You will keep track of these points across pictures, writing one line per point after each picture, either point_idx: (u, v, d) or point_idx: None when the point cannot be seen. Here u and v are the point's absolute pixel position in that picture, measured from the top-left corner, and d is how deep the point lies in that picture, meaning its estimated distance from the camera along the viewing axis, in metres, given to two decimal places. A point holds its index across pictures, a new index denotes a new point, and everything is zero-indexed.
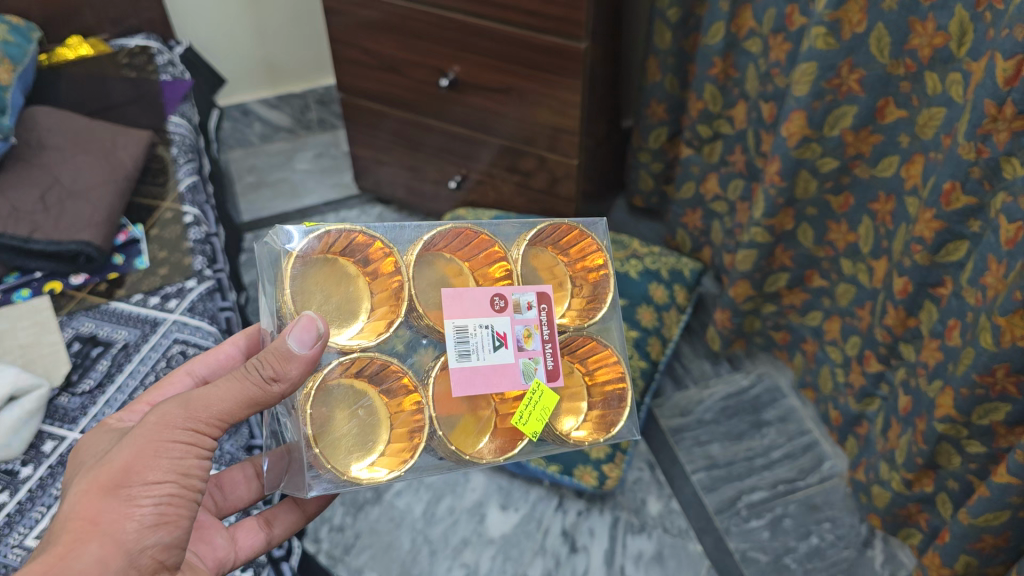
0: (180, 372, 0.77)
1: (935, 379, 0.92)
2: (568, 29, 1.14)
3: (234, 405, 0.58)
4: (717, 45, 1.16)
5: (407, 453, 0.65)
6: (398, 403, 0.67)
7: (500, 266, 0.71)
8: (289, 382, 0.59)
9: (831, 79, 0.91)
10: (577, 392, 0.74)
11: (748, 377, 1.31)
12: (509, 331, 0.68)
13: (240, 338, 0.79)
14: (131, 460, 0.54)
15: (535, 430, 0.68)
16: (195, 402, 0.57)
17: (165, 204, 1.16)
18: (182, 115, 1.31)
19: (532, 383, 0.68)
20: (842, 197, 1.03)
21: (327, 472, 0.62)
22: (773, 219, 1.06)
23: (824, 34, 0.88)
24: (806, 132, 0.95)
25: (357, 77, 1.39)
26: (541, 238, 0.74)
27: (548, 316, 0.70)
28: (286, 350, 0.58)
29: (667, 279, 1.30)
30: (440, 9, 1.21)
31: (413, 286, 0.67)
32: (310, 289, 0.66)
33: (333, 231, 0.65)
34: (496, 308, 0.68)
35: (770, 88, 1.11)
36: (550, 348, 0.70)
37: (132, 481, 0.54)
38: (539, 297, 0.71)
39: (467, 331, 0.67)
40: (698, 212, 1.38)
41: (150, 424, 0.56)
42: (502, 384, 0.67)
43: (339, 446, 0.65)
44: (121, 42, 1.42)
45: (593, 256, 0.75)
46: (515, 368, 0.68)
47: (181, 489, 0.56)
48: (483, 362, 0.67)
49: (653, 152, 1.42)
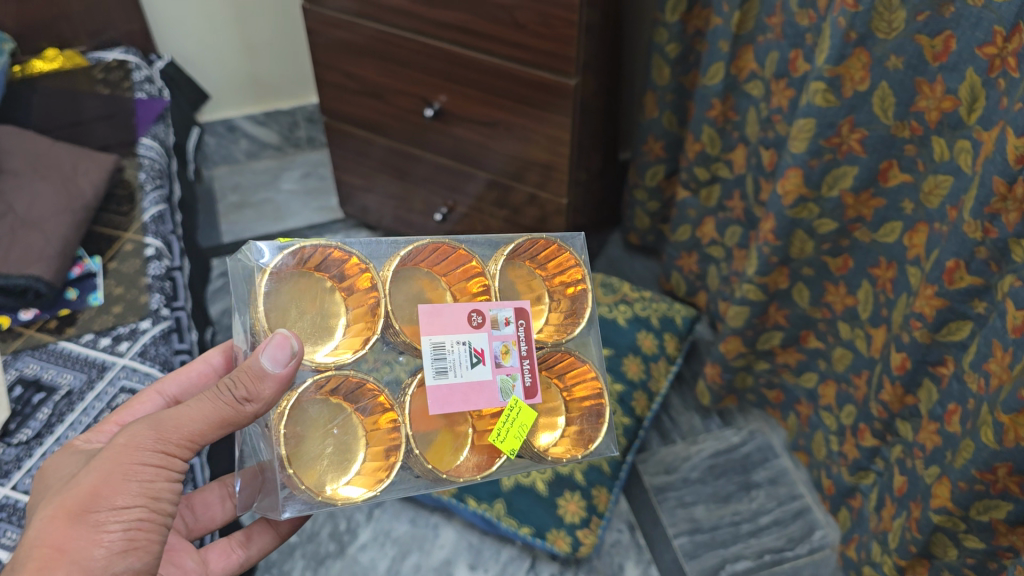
0: (151, 391, 0.75)
1: (932, 464, 0.85)
2: (557, 65, 1.08)
3: (205, 426, 0.56)
4: (716, 87, 1.08)
5: (383, 472, 0.63)
6: (375, 420, 0.66)
7: (477, 280, 0.69)
8: (262, 401, 0.57)
9: (830, 137, 0.83)
10: (555, 407, 0.73)
11: (738, 434, 1.24)
12: (487, 347, 0.66)
13: (216, 354, 0.78)
14: (100, 484, 0.53)
15: (513, 448, 0.66)
16: (165, 422, 0.55)
17: (127, 235, 1.10)
18: (154, 137, 1.25)
19: (511, 400, 0.66)
20: (840, 259, 0.96)
21: (302, 493, 0.60)
22: (766, 277, 0.99)
23: (823, 89, 0.80)
24: (803, 191, 0.88)
25: (340, 101, 1.33)
26: (518, 253, 0.72)
27: (526, 331, 0.68)
28: (259, 369, 0.56)
29: (657, 327, 1.23)
30: (425, 36, 1.15)
31: (390, 303, 0.65)
32: (284, 306, 0.63)
33: (309, 246, 0.62)
34: (474, 325, 0.66)
35: (771, 135, 1.04)
36: (528, 365, 0.68)
37: (100, 506, 0.52)
38: (518, 312, 0.68)
39: (445, 348, 0.65)
40: (694, 256, 1.31)
41: (120, 445, 0.55)
42: (479, 403, 0.65)
43: (315, 466, 0.63)
44: (98, 56, 1.37)
45: (572, 269, 0.73)
46: (492, 386, 0.66)
47: (151, 512, 0.55)
48: (460, 379, 0.65)
49: (649, 191, 1.35)
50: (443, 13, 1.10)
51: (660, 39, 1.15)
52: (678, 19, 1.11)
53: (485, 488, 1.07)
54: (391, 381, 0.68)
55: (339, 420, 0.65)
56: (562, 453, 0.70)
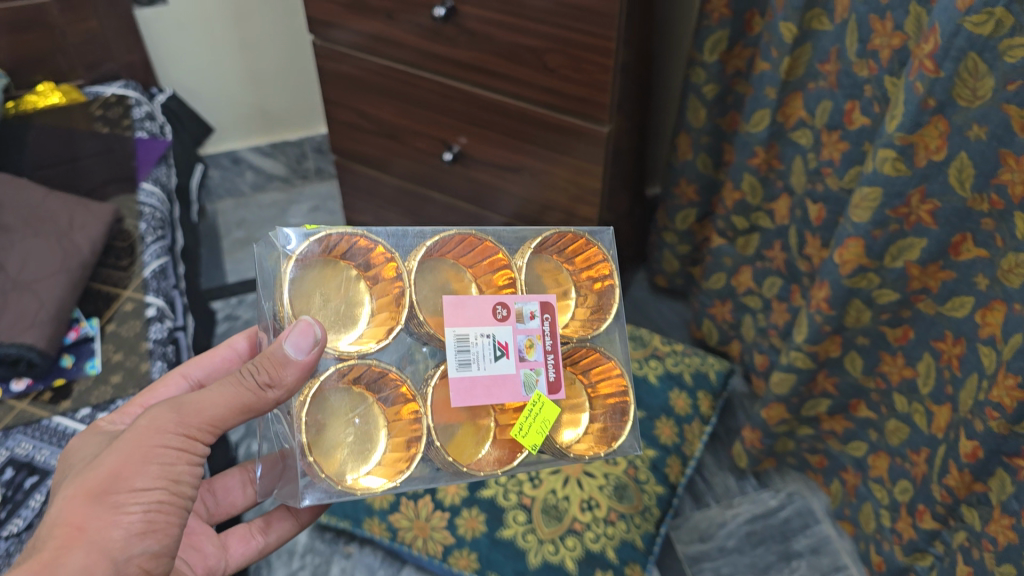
0: (176, 374, 0.76)
1: (1006, 561, 0.78)
2: (589, 111, 1.00)
3: (227, 411, 0.55)
4: (760, 135, 1.00)
5: (402, 464, 0.62)
6: (397, 410, 0.65)
7: (503, 273, 0.68)
8: (284, 388, 0.56)
9: (898, 207, 0.76)
10: (579, 403, 0.71)
11: (776, 498, 1.16)
12: (511, 340, 0.65)
13: (239, 339, 0.78)
14: (120, 465, 0.52)
15: (535, 444, 0.65)
16: (188, 406, 0.54)
17: (126, 293, 1.02)
18: (155, 181, 1.18)
19: (534, 395, 0.65)
20: (899, 329, 0.88)
21: (322, 481, 0.59)
22: (817, 346, 0.92)
23: (893, 158, 0.72)
24: (863, 261, 0.81)
25: (352, 140, 1.25)
26: (545, 247, 0.71)
27: (551, 326, 0.67)
28: (281, 356, 0.55)
29: (690, 385, 1.15)
30: (445, 77, 1.08)
31: (414, 293, 0.64)
32: (308, 292, 0.63)
33: (334, 233, 0.62)
34: (499, 318, 0.65)
35: (820, 188, 0.97)
36: (553, 359, 0.67)
37: (120, 487, 0.51)
38: (543, 306, 0.67)
39: (468, 340, 0.64)
40: (728, 304, 1.23)
41: (141, 428, 0.54)
42: (502, 397, 0.64)
43: (336, 455, 0.62)
44: (96, 90, 1.30)
45: (598, 264, 0.72)
46: (516, 380, 0.65)
47: (171, 496, 0.53)
48: (483, 371, 0.64)
49: (679, 233, 1.27)
50: (465, 54, 1.03)
51: (696, 78, 1.08)
52: (717, 59, 1.03)
53: (510, 564, 0.99)
54: (415, 372, 0.66)
55: (360, 409, 0.64)
56: (585, 450, 0.69)
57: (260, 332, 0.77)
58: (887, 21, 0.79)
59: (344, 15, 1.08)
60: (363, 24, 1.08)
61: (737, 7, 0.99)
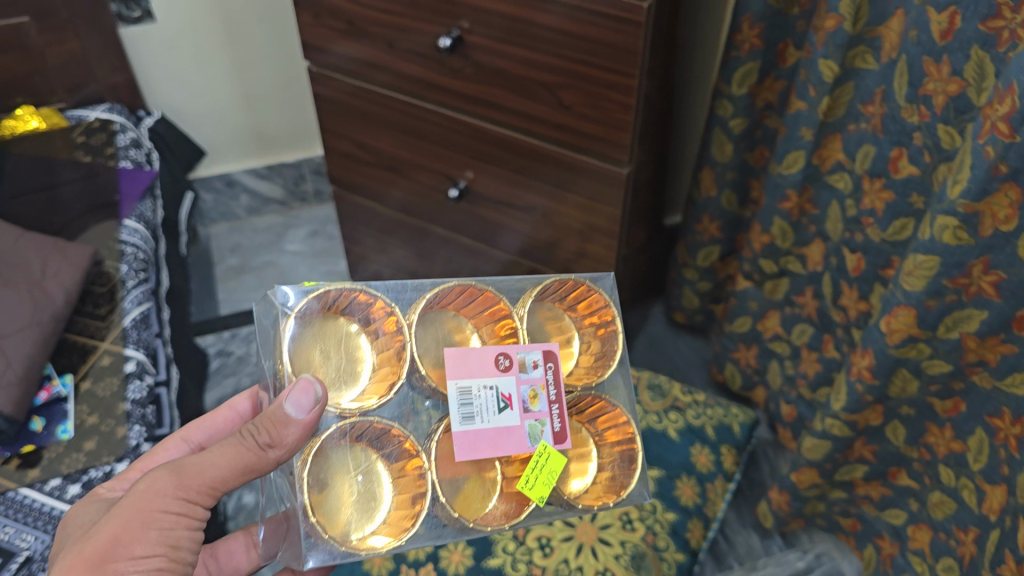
0: (175, 438, 0.69)
1: None
2: (608, 151, 0.92)
3: (228, 473, 0.52)
4: (794, 178, 0.91)
5: (409, 521, 0.57)
6: (402, 467, 0.59)
7: (505, 323, 0.63)
8: (286, 448, 0.53)
9: (957, 277, 0.67)
10: (584, 451, 0.64)
11: (804, 560, 1.07)
12: (514, 392, 0.59)
13: (241, 399, 0.72)
14: (119, 531, 0.50)
15: (542, 496, 0.60)
16: (188, 469, 0.52)
17: (103, 346, 0.95)
18: (139, 217, 1.10)
19: (539, 446, 0.60)
20: (949, 401, 0.79)
21: (327, 542, 0.54)
22: (856, 415, 0.84)
23: (954, 226, 0.64)
24: (914, 331, 0.72)
25: (351, 172, 1.17)
26: (546, 296, 0.66)
27: (555, 374, 0.61)
28: (282, 416, 0.52)
29: (713, 439, 1.07)
30: (451, 110, 0.99)
31: (415, 346, 0.59)
32: (308, 351, 0.57)
33: (333, 288, 0.58)
34: (501, 368, 0.59)
35: (859, 238, 0.88)
36: (557, 409, 0.61)
37: (117, 556, 0.49)
38: (546, 354, 0.61)
39: (471, 393, 0.58)
40: (753, 349, 1.15)
41: (141, 492, 0.52)
42: (507, 449, 0.58)
43: (340, 516, 0.56)
44: (79, 114, 1.21)
45: (598, 309, 0.67)
46: (520, 432, 0.59)
47: (171, 562, 0.51)
48: (487, 425, 0.58)
49: (700, 271, 1.19)
50: (471, 87, 0.95)
51: (723, 112, 0.99)
52: (746, 93, 0.95)
53: None
54: (417, 429, 0.60)
55: (363, 466, 0.58)
56: (593, 501, 0.63)
57: (258, 389, 0.72)
58: (943, 66, 0.70)
59: (339, 40, 1.00)
60: (361, 51, 0.99)
61: (769, 37, 0.91)
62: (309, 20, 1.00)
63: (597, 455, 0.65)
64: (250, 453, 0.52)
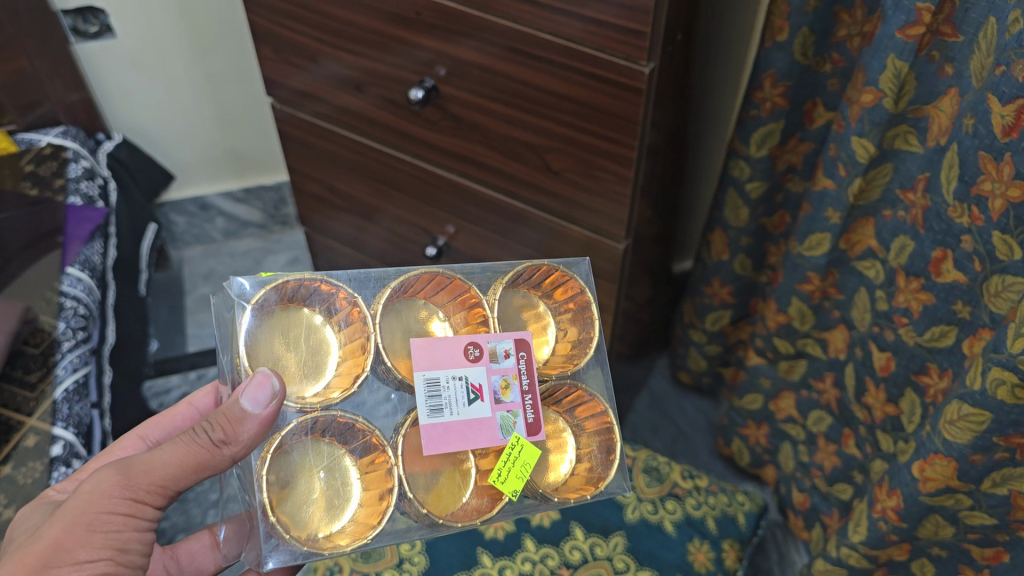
0: (132, 435, 0.64)
1: None
2: (602, 225, 0.80)
3: (178, 471, 0.48)
4: (818, 262, 0.79)
5: (374, 519, 0.51)
6: (369, 462, 0.53)
7: (475, 310, 0.57)
8: (242, 444, 0.48)
9: (1010, 435, 0.55)
10: (561, 441, 0.58)
11: None
12: (485, 382, 0.54)
13: (204, 394, 0.66)
14: (61, 535, 0.46)
15: (516, 490, 0.54)
16: (135, 467, 0.48)
17: (30, 422, 0.83)
18: (83, 263, 0.99)
19: (511, 439, 0.53)
20: (990, 549, 0.67)
21: (290, 543, 0.48)
22: (877, 550, 0.72)
23: (1011, 383, 0.53)
24: (952, 482, 0.61)
25: (325, 215, 1.06)
26: (516, 283, 0.59)
27: (528, 364, 0.55)
28: (238, 412, 0.47)
29: (714, 534, 0.93)
30: (426, 162, 0.88)
31: (379, 335, 0.53)
32: (267, 344, 0.51)
33: (293, 278, 0.52)
34: (471, 359, 0.54)
35: (889, 336, 0.76)
36: (531, 401, 0.55)
37: (61, 560, 0.46)
38: (518, 343, 0.55)
39: (439, 384, 0.52)
40: (764, 428, 1.03)
41: (85, 492, 0.48)
42: (479, 443, 0.52)
43: (302, 515, 0.51)
44: (30, 138, 1.08)
45: (573, 295, 0.60)
46: (492, 424, 0.53)
47: (118, 565, 0.48)
48: (457, 417, 0.52)
49: (708, 333, 1.06)
50: (448, 141, 0.83)
51: (738, 173, 0.86)
52: (766, 155, 0.82)
53: None
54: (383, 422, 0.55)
55: (327, 460, 0.53)
56: (569, 493, 0.56)
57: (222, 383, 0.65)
58: (1005, 166, 0.57)
59: (303, 78, 0.88)
60: (328, 92, 0.88)
61: (795, 97, 0.79)
62: (270, 55, 0.89)
63: (574, 447, 0.58)
64: (202, 451, 0.48)
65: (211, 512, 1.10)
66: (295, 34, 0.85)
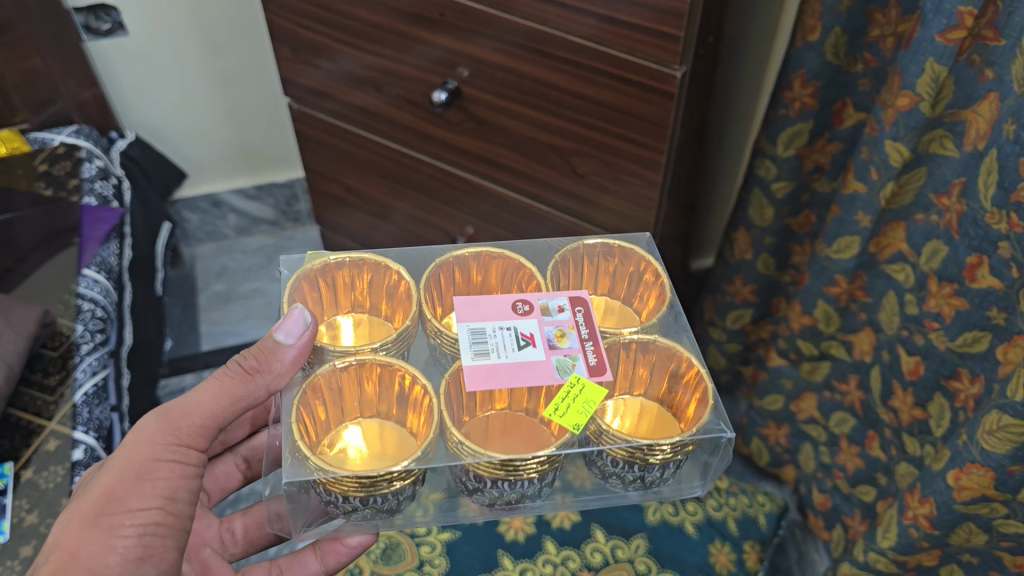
0: None
1: None
2: (628, 229, 0.79)
3: (215, 406, 0.54)
4: (846, 264, 0.79)
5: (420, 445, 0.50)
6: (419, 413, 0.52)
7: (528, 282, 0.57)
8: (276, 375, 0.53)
9: None
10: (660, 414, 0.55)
11: None
12: (537, 332, 0.53)
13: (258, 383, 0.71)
14: (113, 485, 0.51)
15: (578, 424, 0.50)
16: (174, 411, 0.54)
17: (51, 426, 0.83)
18: (99, 264, 0.98)
19: (569, 377, 0.51)
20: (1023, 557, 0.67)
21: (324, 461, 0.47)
22: (906, 555, 0.72)
23: None
24: (990, 491, 0.60)
25: (341, 214, 1.06)
26: (578, 264, 0.59)
27: (586, 317, 0.55)
28: (272, 344, 0.52)
29: (735, 535, 0.91)
30: (447, 163, 0.87)
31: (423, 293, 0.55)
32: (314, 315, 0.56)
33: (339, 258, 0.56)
34: (519, 312, 0.54)
35: (919, 339, 0.75)
36: (592, 345, 0.53)
37: (114, 509, 0.50)
38: (574, 300, 0.55)
39: (484, 333, 0.53)
40: (784, 427, 1.02)
41: (131, 444, 0.53)
42: (529, 379, 0.51)
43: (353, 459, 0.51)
44: (42, 137, 1.07)
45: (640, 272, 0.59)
46: (546, 366, 0.52)
47: (169, 515, 0.52)
48: (506, 359, 0.52)
49: (728, 331, 1.06)
50: (471, 143, 0.82)
51: (765, 172, 0.86)
52: (793, 155, 0.82)
53: None
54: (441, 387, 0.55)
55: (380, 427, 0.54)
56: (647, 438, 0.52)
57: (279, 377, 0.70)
58: None
59: (323, 78, 0.88)
60: (349, 93, 0.87)
61: (825, 97, 0.78)
62: (288, 55, 0.88)
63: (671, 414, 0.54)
64: (238, 382, 0.53)
65: (228, 509, 1.03)
66: (315, 34, 0.83)
